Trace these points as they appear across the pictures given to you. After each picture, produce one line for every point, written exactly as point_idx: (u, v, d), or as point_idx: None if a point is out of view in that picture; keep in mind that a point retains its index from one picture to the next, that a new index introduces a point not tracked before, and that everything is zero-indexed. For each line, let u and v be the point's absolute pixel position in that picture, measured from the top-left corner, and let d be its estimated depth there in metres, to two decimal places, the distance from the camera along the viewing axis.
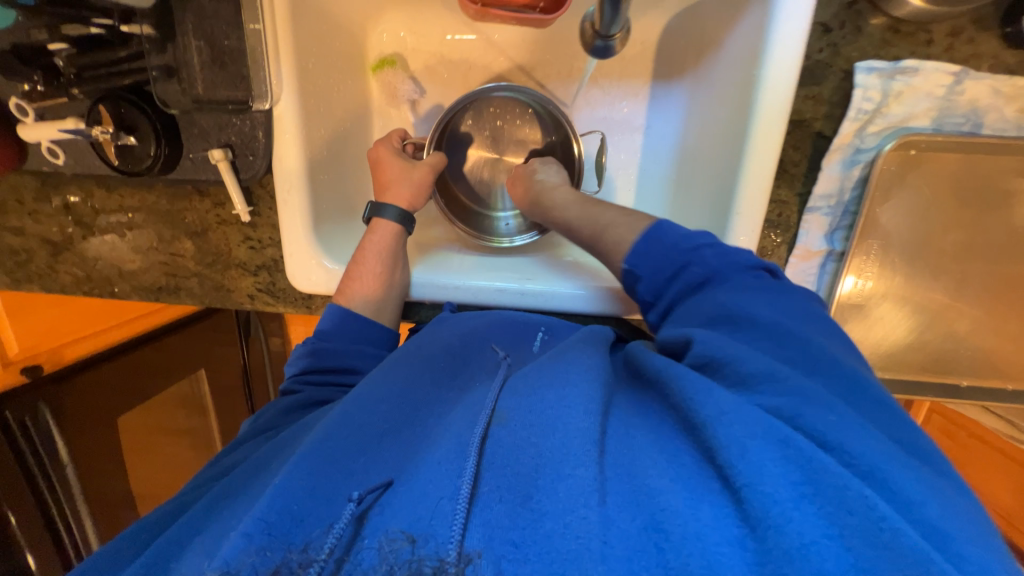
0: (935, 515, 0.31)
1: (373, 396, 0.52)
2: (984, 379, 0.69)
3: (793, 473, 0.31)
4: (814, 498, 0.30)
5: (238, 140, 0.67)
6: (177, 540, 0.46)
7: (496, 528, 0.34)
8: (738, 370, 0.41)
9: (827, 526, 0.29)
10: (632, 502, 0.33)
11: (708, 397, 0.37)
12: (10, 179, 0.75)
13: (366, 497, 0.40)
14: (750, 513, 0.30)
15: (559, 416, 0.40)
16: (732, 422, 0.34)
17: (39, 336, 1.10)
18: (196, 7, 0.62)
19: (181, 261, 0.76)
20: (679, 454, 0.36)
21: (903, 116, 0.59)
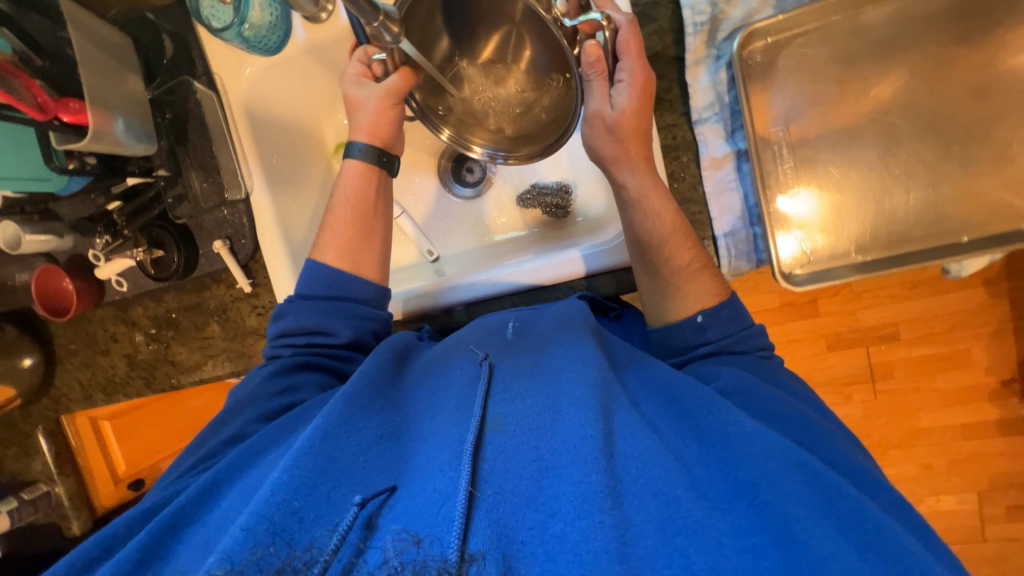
0: (842, 504, 0.43)
1: (369, 401, 0.58)
2: (982, 226, 0.63)
3: (808, 491, 0.43)
4: (807, 505, 0.42)
5: (233, 230, 0.86)
6: (173, 522, 0.50)
7: (503, 528, 0.41)
8: (762, 403, 0.54)
9: (818, 526, 0.41)
10: (652, 509, 0.42)
11: (726, 431, 0.48)
12: (98, 315, 0.99)
13: (369, 502, 0.47)
14: (768, 521, 0.41)
15: (567, 434, 0.48)
16: (751, 443, 0.47)
17: (140, 454, 1.35)
18: (189, 146, 0.84)
19: (214, 341, 0.93)
20: (697, 469, 0.46)
21: (743, 15, 0.63)
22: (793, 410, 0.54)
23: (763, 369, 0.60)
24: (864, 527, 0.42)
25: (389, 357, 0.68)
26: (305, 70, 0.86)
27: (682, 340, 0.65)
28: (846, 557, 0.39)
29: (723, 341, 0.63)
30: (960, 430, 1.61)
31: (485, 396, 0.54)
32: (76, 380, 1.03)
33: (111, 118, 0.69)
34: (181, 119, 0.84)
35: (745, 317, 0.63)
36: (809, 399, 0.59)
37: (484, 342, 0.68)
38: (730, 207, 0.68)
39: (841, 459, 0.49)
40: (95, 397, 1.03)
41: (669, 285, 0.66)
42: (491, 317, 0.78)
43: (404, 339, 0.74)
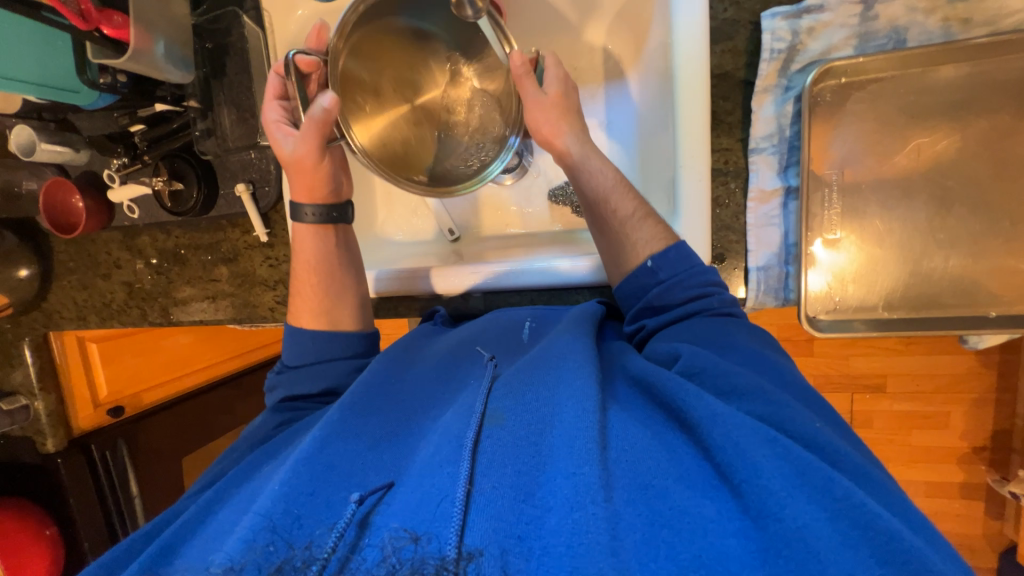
0: (816, 475, 0.39)
1: (366, 403, 0.59)
2: (1011, 304, 0.64)
3: (783, 465, 0.40)
4: (785, 479, 0.38)
5: (258, 176, 0.83)
6: (167, 543, 0.49)
7: (502, 523, 0.39)
8: (726, 381, 0.49)
9: (814, 516, 0.36)
10: (641, 503, 0.39)
11: (708, 415, 0.44)
12: (103, 237, 0.96)
13: (367, 499, 0.46)
14: (748, 503, 0.38)
15: (560, 429, 0.45)
16: (723, 424, 0.43)
17: (124, 381, 1.29)
18: (227, 82, 0.81)
19: (220, 285, 0.91)
20: (682, 457, 0.43)
21: (823, 50, 0.62)
22: (754, 382, 0.49)
23: (720, 332, 0.57)
24: (859, 513, 0.37)
25: (388, 358, 0.68)
26: None
27: (635, 286, 0.64)
28: (830, 535, 0.35)
29: (676, 283, 0.62)
30: (924, 486, 1.66)
31: (485, 395, 0.52)
32: (71, 299, 1.01)
33: (153, 38, 0.66)
34: (222, 51, 0.81)
35: (693, 258, 0.62)
36: (779, 363, 0.54)
37: (494, 343, 0.68)
38: (768, 242, 0.67)
39: (813, 427, 0.45)
40: (90, 319, 1.01)
41: (618, 235, 0.66)
42: (507, 312, 0.77)
43: (413, 334, 0.75)
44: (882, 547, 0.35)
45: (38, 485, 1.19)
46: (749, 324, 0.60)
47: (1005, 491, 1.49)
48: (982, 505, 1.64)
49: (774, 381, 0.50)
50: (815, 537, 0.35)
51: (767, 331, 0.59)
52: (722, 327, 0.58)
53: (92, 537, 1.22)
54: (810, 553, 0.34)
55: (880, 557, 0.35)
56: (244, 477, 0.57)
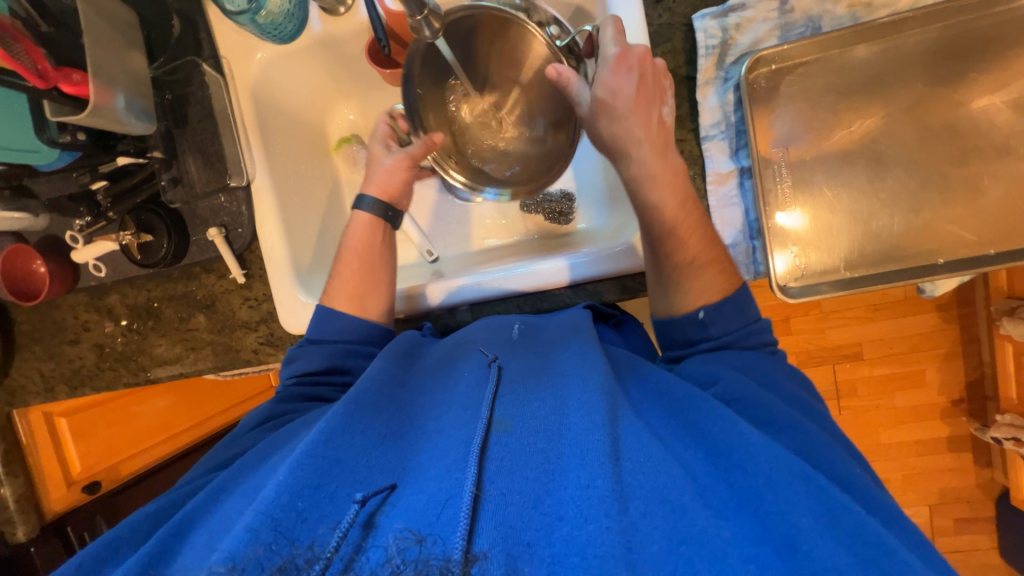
0: (845, 518, 0.42)
1: (371, 400, 0.56)
2: (956, 250, 0.69)
3: (810, 502, 0.42)
4: (811, 516, 0.41)
5: (230, 219, 0.83)
6: (178, 527, 0.47)
7: (509, 528, 0.39)
8: (765, 413, 0.52)
9: (825, 541, 0.39)
10: (660, 516, 0.40)
11: (739, 439, 0.47)
12: (68, 301, 0.93)
13: (369, 500, 0.45)
14: (772, 533, 0.40)
15: (572, 439, 0.45)
16: (758, 455, 0.45)
17: (98, 455, 1.23)
18: (190, 130, 0.82)
19: (198, 333, 0.89)
20: (703, 481, 0.44)
21: (751, 42, 0.68)
22: (791, 418, 0.52)
23: (765, 370, 0.60)
24: (867, 541, 0.40)
25: (393, 358, 0.67)
26: (316, 61, 0.85)
27: (682, 333, 0.65)
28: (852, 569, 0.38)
29: (724, 335, 0.63)
30: (915, 445, 1.72)
31: (492, 397, 0.52)
32: (36, 371, 0.96)
33: (113, 92, 0.67)
34: (183, 101, 0.81)
35: (747, 310, 0.64)
36: (811, 405, 0.58)
37: (492, 342, 0.68)
38: (732, 220, 0.71)
39: (840, 464, 0.49)
40: (58, 389, 0.95)
41: (672, 282, 0.66)
42: (497, 317, 0.76)
43: (407, 339, 0.74)
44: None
45: None
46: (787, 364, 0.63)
47: (988, 437, 1.56)
48: (970, 456, 1.71)
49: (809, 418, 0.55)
50: (829, 560, 0.38)
51: (805, 374, 0.63)
52: (763, 364, 0.60)
53: None
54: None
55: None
56: (249, 465, 0.56)
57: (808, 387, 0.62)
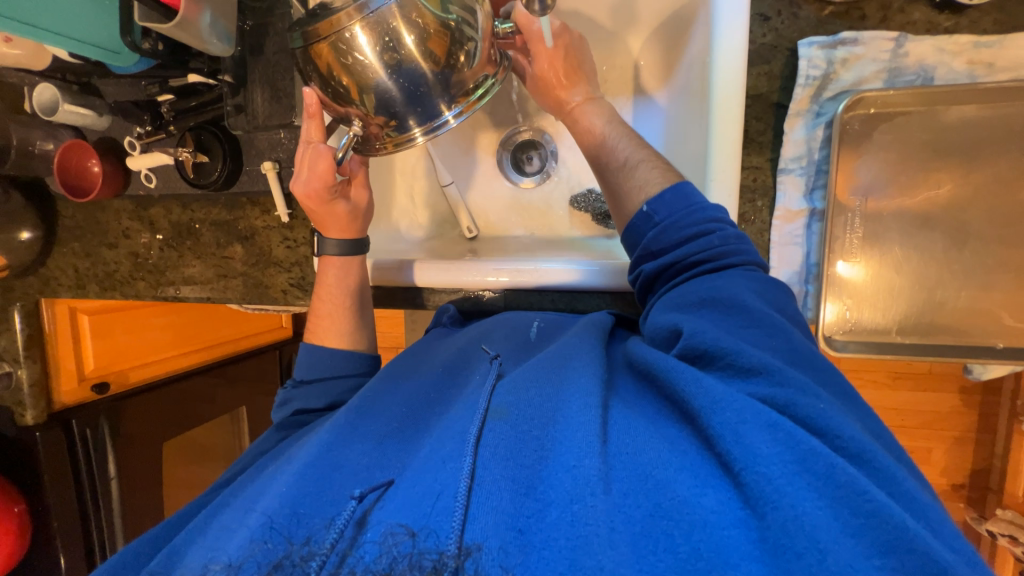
0: (819, 463, 0.36)
1: (373, 404, 0.58)
2: (1018, 337, 0.66)
3: (784, 453, 0.37)
4: (785, 467, 0.36)
5: (285, 156, 0.83)
6: (178, 547, 0.49)
7: (503, 515, 0.38)
8: (732, 362, 0.46)
9: (818, 507, 0.34)
10: (643, 494, 0.38)
11: (700, 389, 0.43)
12: (114, 206, 0.94)
13: (367, 496, 0.44)
14: (749, 492, 0.36)
15: (564, 424, 0.44)
16: (721, 412, 0.40)
17: (111, 357, 1.25)
18: (263, 59, 0.81)
19: (232, 263, 0.90)
20: (683, 446, 0.41)
21: (854, 80, 0.65)
22: (761, 357, 0.46)
23: (722, 288, 0.53)
24: (868, 514, 0.34)
25: (393, 366, 0.68)
26: None
27: (634, 235, 0.63)
28: (832, 525, 0.33)
29: (671, 225, 0.59)
30: None
31: (490, 390, 0.51)
32: (72, 266, 0.98)
33: (201, 8, 0.66)
34: (262, 30, 0.81)
35: (692, 195, 0.60)
36: (786, 331, 0.49)
37: (502, 342, 0.67)
38: (791, 260, 0.69)
39: (822, 411, 0.41)
40: (89, 288, 0.98)
41: (620, 187, 0.67)
42: (517, 314, 0.75)
43: (428, 339, 0.76)
44: (885, 535, 0.33)
45: (11, 460, 1.13)
46: (752, 269, 0.57)
47: (983, 530, 1.51)
48: None
49: (779, 349, 0.48)
50: (820, 531, 0.33)
51: (789, 302, 0.55)
52: (733, 285, 0.54)
53: (61, 517, 1.16)
54: (811, 543, 0.32)
55: (877, 540, 0.33)
56: (247, 482, 0.56)
57: (779, 298, 0.54)
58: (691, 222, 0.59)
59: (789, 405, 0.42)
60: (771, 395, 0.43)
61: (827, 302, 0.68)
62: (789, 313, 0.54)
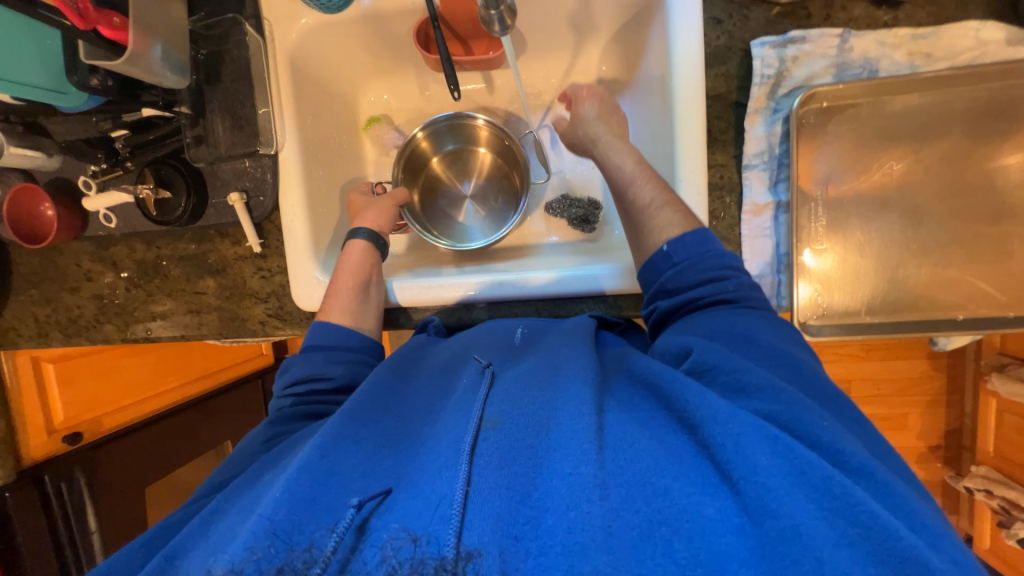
0: (814, 474, 0.38)
1: (367, 409, 0.56)
2: (976, 309, 0.70)
3: (781, 464, 0.38)
4: (781, 476, 0.38)
5: (252, 185, 0.81)
6: (173, 551, 0.47)
7: (500, 522, 0.38)
8: (736, 379, 0.49)
9: (808, 512, 0.36)
10: (640, 498, 0.38)
11: (701, 399, 0.44)
12: (73, 248, 0.90)
13: (366, 504, 0.43)
14: (747, 501, 0.37)
15: (558, 432, 0.44)
16: (722, 422, 0.42)
17: (82, 405, 1.18)
18: (221, 89, 0.79)
19: (205, 298, 0.87)
20: (683, 455, 0.42)
21: (806, 77, 0.67)
22: (763, 378, 0.48)
23: (736, 326, 0.56)
24: (860, 521, 0.36)
25: (388, 368, 0.66)
26: (358, 33, 0.82)
27: (652, 271, 0.66)
28: (825, 533, 0.35)
29: (690, 266, 0.63)
30: None
31: (483, 398, 0.51)
32: (31, 316, 0.93)
33: (151, 41, 0.64)
34: (217, 58, 0.79)
35: (710, 240, 0.64)
36: (795, 361, 0.52)
37: (487, 349, 0.67)
38: (762, 252, 0.71)
39: (819, 425, 0.43)
40: (51, 337, 0.93)
41: (640, 222, 0.69)
42: (499, 322, 0.75)
43: (411, 345, 0.74)
44: (876, 545, 0.35)
45: None
46: (767, 313, 0.60)
47: (960, 486, 1.60)
48: (939, 500, 1.76)
49: (784, 377, 0.50)
50: (816, 537, 0.34)
51: (795, 332, 0.58)
52: (746, 322, 0.56)
53: None
54: (804, 547, 0.34)
55: (867, 547, 0.35)
56: (241, 489, 0.54)
57: (790, 337, 0.57)
58: (704, 268, 0.62)
59: (792, 419, 0.44)
60: (767, 411, 0.45)
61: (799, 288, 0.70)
62: (798, 346, 0.56)
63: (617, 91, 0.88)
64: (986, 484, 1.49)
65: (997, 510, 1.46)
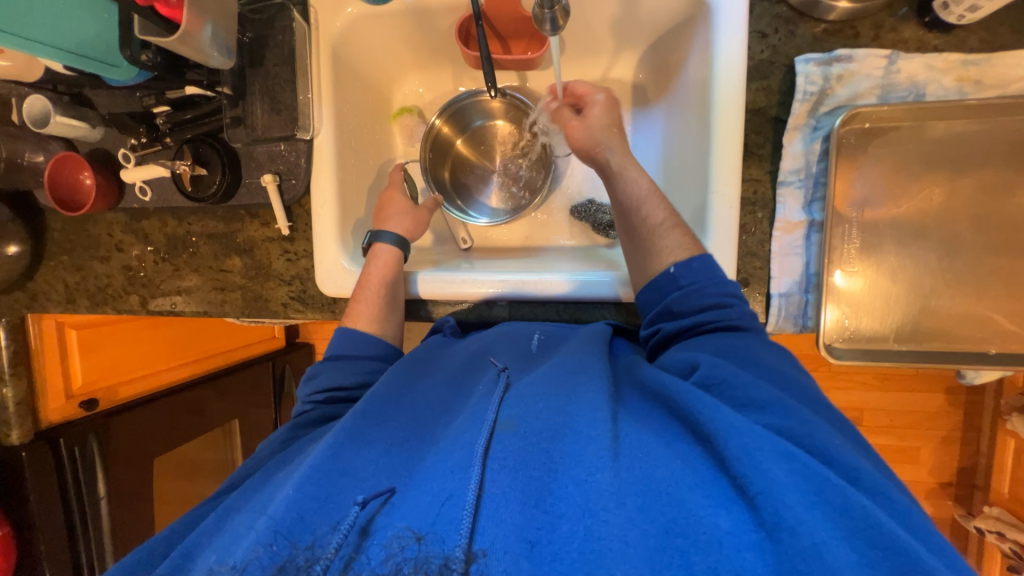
0: (832, 493, 0.37)
1: (381, 410, 0.56)
2: (1009, 344, 0.69)
3: (799, 482, 0.37)
4: (801, 495, 0.36)
5: (285, 168, 0.82)
6: (187, 549, 0.48)
7: (511, 526, 0.38)
8: (746, 394, 0.48)
9: (829, 530, 0.35)
10: (655, 508, 0.37)
11: (716, 410, 0.43)
12: (106, 218, 0.92)
13: (370, 503, 0.44)
14: (764, 516, 0.36)
15: (574, 438, 0.44)
16: (740, 436, 0.40)
17: (100, 373, 1.22)
18: (263, 72, 0.80)
19: (230, 276, 0.88)
20: (700, 466, 0.41)
21: (850, 96, 0.66)
22: (775, 396, 0.47)
23: (739, 348, 0.56)
24: (880, 544, 0.34)
25: (403, 366, 0.67)
26: (400, 26, 0.83)
27: (657, 292, 0.66)
28: (846, 552, 0.33)
29: (696, 290, 0.63)
30: None
31: (498, 402, 0.50)
32: (61, 281, 0.95)
33: (203, 21, 0.65)
34: (262, 42, 0.80)
35: (716, 268, 0.64)
36: (797, 382, 0.52)
37: (505, 354, 0.66)
38: (791, 269, 0.70)
39: (832, 444, 0.43)
40: (79, 303, 0.95)
41: (646, 244, 0.69)
42: (516, 327, 0.74)
43: (427, 346, 0.73)
44: (899, 568, 0.33)
45: None
46: (767, 339, 0.60)
47: (971, 526, 1.56)
48: (947, 539, 1.71)
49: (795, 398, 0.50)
50: (837, 554, 0.33)
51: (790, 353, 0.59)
52: (748, 347, 0.56)
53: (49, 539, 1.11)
54: (827, 565, 0.32)
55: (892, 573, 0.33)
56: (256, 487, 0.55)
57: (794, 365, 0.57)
58: (707, 294, 0.63)
59: (805, 436, 0.43)
60: (785, 428, 0.44)
61: (827, 310, 0.69)
62: (801, 372, 0.56)
63: (652, 100, 0.88)
64: (998, 526, 1.45)
65: (1007, 553, 1.42)
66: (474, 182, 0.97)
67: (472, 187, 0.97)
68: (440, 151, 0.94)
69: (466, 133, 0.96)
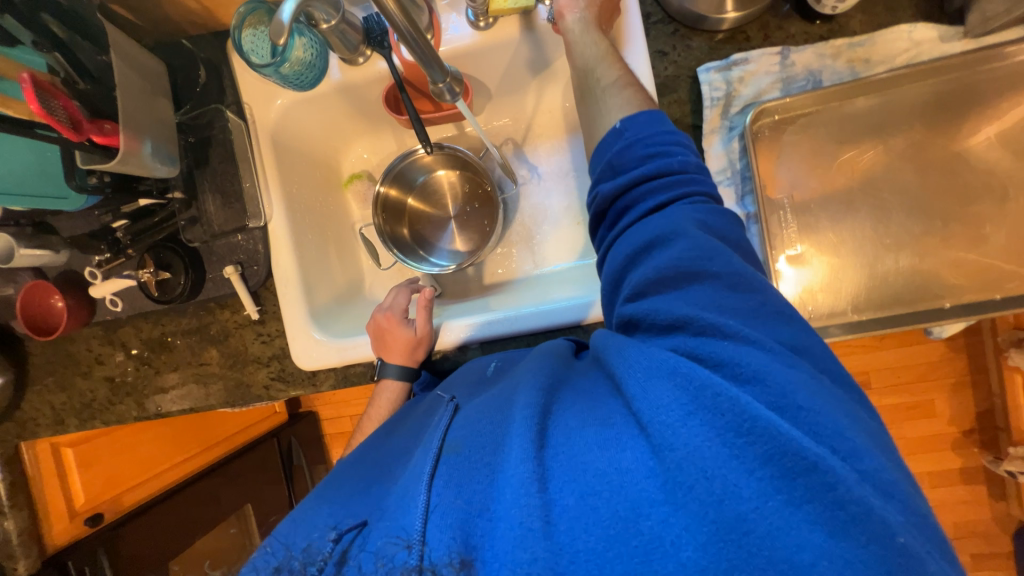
0: (709, 396, 0.38)
1: (360, 473, 0.62)
2: (963, 295, 0.70)
3: (685, 398, 0.39)
4: (685, 410, 0.38)
5: (246, 257, 0.85)
6: None
7: (450, 518, 0.40)
8: (660, 321, 0.47)
9: (716, 443, 0.36)
10: (572, 472, 0.39)
11: (623, 359, 0.45)
12: (83, 334, 0.94)
13: (345, 536, 0.48)
14: (658, 443, 0.38)
15: (499, 429, 0.45)
16: (637, 376, 0.42)
17: (101, 486, 1.24)
18: (210, 170, 0.84)
19: (209, 368, 0.90)
20: (611, 417, 0.43)
21: (754, 93, 0.70)
22: (684, 309, 0.46)
23: (670, 223, 0.51)
24: (759, 433, 0.36)
25: (383, 432, 0.73)
26: (332, 105, 0.88)
27: (602, 152, 0.60)
28: (725, 451, 0.36)
29: (640, 142, 0.56)
30: (927, 477, 1.69)
31: (445, 427, 0.53)
32: (48, 403, 0.96)
33: (140, 139, 0.69)
34: (204, 143, 0.84)
35: (665, 121, 0.58)
36: (724, 253, 0.49)
37: (461, 386, 0.69)
38: None
39: (734, 350, 0.42)
40: (67, 423, 0.96)
41: (595, 107, 0.64)
42: (474, 362, 0.77)
43: (406, 408, 0.77)
44: (787, 459, 0.35)
45: None
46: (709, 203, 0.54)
47: (1001, 471, 1.53)
48: (984, 488, 1.67)
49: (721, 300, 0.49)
50: (716, 460, 0.36)
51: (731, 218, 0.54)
52: (687, 229, 0.50)
53: None
54: (708, 474, 0.35)
55: (776, 464, 0.35)
56: None
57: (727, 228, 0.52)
58: (653, 145, 0.56)
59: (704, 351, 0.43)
60: (695, 349, 0.43)
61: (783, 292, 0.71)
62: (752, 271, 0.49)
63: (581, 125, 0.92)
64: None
65: None
66: (434, 233, 1.00)
67: (432, 237, 1.00)
68: (393, 207, 0.96)
69: (413, 190, 0.99)
